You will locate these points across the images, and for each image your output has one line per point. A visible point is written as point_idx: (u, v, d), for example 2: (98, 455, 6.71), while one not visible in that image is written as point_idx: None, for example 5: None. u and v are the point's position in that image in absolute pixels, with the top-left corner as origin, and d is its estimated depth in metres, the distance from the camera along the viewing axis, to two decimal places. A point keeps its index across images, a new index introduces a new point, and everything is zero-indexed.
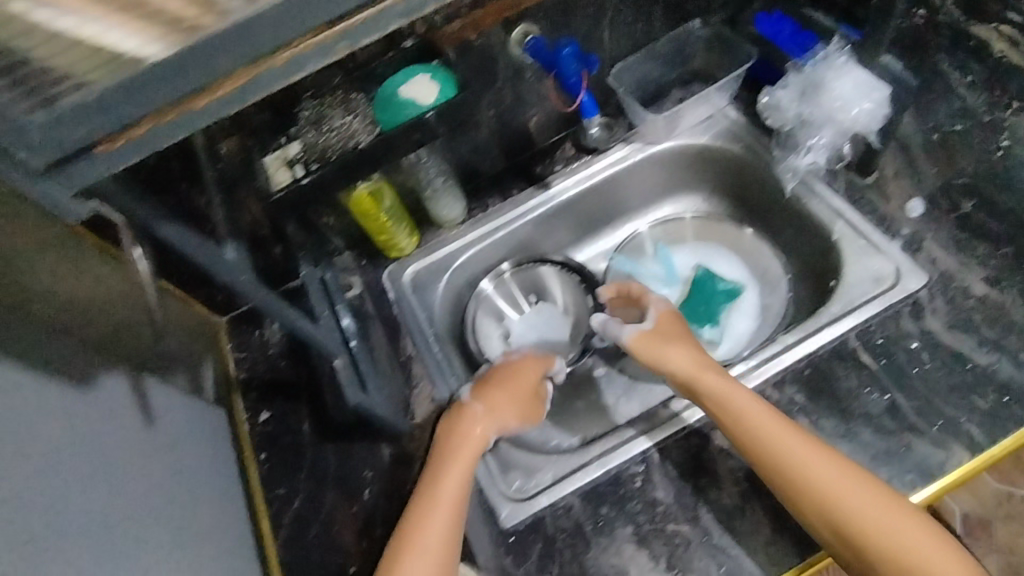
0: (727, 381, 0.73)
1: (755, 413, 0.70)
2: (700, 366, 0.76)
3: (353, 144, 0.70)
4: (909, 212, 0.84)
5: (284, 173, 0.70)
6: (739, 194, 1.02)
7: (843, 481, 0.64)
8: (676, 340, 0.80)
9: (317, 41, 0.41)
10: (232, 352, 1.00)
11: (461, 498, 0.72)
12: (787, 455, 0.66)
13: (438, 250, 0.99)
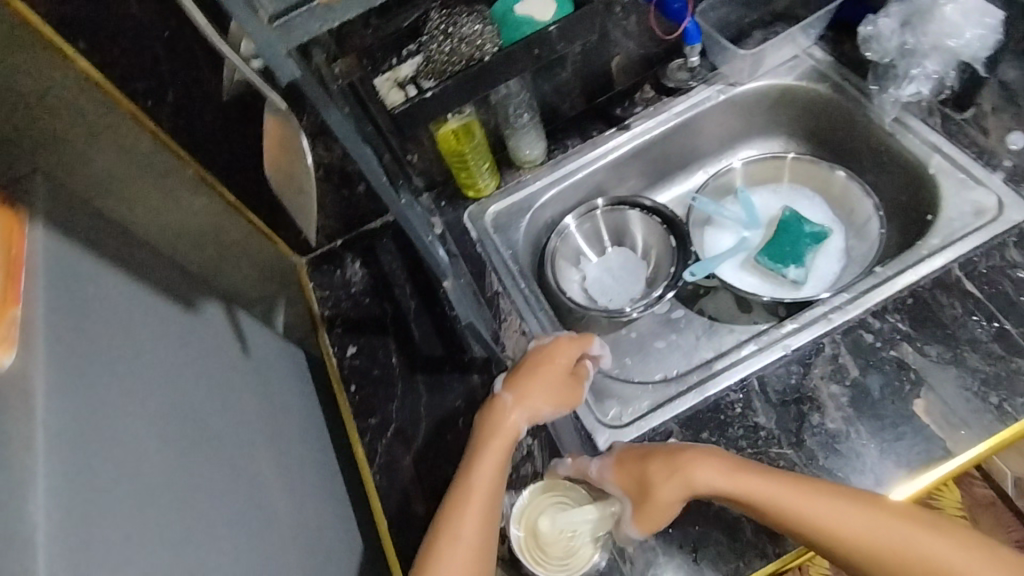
0: (723, 480, 0.65)
1: (783, 502, 0.63)
2: (698, 483, 0.66)
3: (479, 56, 0.69)
4: (1010, 144, 0.83)
5: (398, 93, 0.71)
6: (820, 139, 1.02)
7: (888, 526, 0.62)
8: (656, 466, 0.67)
9: None
10: (314, 291, 0.99)
11: (492, 491, 0.68)
12: (829, 531, 0.62)
13: (519, 190, 0.99)
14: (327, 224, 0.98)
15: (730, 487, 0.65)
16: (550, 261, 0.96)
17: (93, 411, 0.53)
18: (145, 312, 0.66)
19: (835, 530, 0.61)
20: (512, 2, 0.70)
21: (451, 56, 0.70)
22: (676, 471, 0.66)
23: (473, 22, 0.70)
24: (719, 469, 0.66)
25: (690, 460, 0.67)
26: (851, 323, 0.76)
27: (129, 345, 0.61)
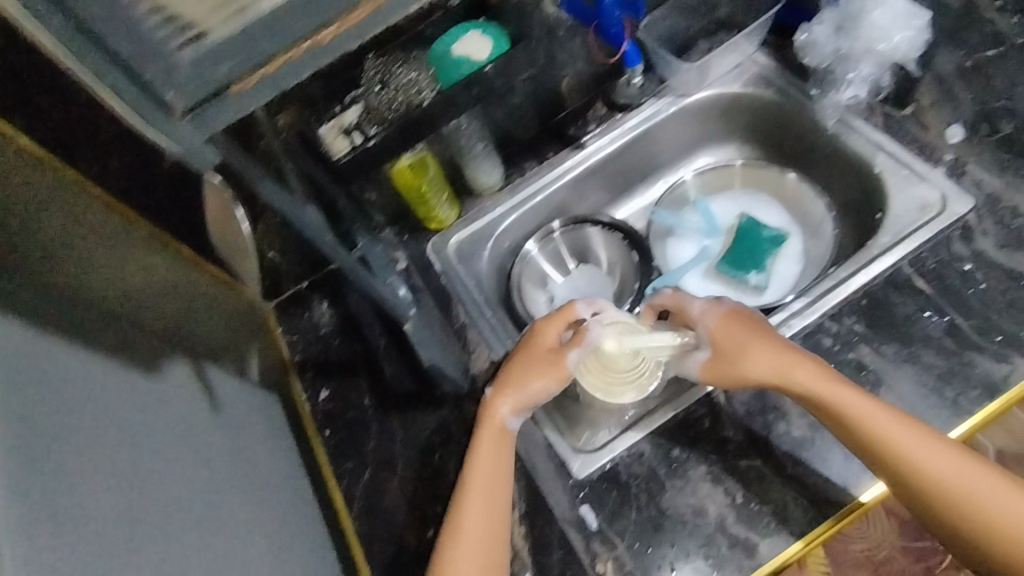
0: (818, 379, 0.69)
1: (858, 406, 0.67)
2: (790, 366, 0.71)
3: (418, 101, 0.71)
4: (948, 138, 0.85)
5: (343, 142, 0.72)
6: (771, 141, 1.03)
7: (957, 466, 0.64)
8: (757, 342, 0.73)
9: None
10: (283, 337, 1.00)
11: (488, 483, 0.71)
12: (886, 440, 0.65)
13: (480, 218, 1.00)
14: (291, 268, 0.98)
15: (820, 376, 0.69)
16: (516, 289, 0.98)
17: (75, 500, 0.53)
18: (111, 383, 0.66)
19: (907, 450, 0.64)
20: (447, 43, 0.70)
21: (388, 104, 0.71)
22: (772, 352, 0.72)
23: (409, 71, 0.70)
24: (822, 370, 0.70)
25: (793, 350, 0.72)
26: (810, 328, 0.78)
27: (104, 424, 0.62)
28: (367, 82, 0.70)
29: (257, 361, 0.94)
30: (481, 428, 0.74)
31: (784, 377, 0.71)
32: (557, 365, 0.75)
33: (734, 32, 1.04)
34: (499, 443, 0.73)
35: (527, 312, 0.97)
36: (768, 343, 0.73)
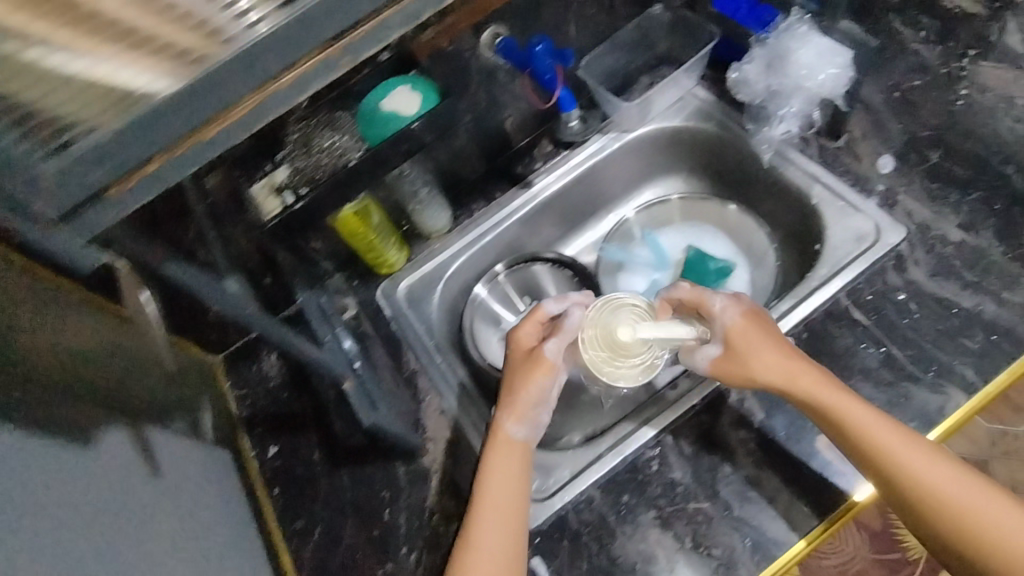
0: (822, 385, 0.69)
1: (856, 415, 0.67)
2: (793, 369, 0.71)
3: (344, 162, 0.72)
4: (880, 168, 0.87)
5: (274, 202, 0.71)
6: (715, 172, 1.05)
7: (948, 477, 0.64)
8: (764, 344, 0.72)
9: (320, 59, 0.47)
10: (232, 391, 0.98)
11: (501, 496, 0.70)
12: (883, 450, 0.65)
13: (428, 261, 1.00)
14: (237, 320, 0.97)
15: (823, 379, 0.70)
16: (468, 333, 0.99)
17: None
18: (44, 459, 0.58)
19: (898, 457, 0.64)
20: (379, 96, 0.71)
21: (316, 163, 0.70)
22: (778, 354, 0.71)
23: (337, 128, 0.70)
24: (823, 375, 0.70)
25: (800, 354, 0.72)
26: None
27: (33, 514, 0.54)
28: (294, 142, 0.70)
29: (210, 417, 0.91)
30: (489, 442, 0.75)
31: (789, 383, 0.71)
32: (541, 362, 0.77)
33: (675, 66, 1.05)
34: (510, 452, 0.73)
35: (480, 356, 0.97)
36: (775, 348, 0.72)
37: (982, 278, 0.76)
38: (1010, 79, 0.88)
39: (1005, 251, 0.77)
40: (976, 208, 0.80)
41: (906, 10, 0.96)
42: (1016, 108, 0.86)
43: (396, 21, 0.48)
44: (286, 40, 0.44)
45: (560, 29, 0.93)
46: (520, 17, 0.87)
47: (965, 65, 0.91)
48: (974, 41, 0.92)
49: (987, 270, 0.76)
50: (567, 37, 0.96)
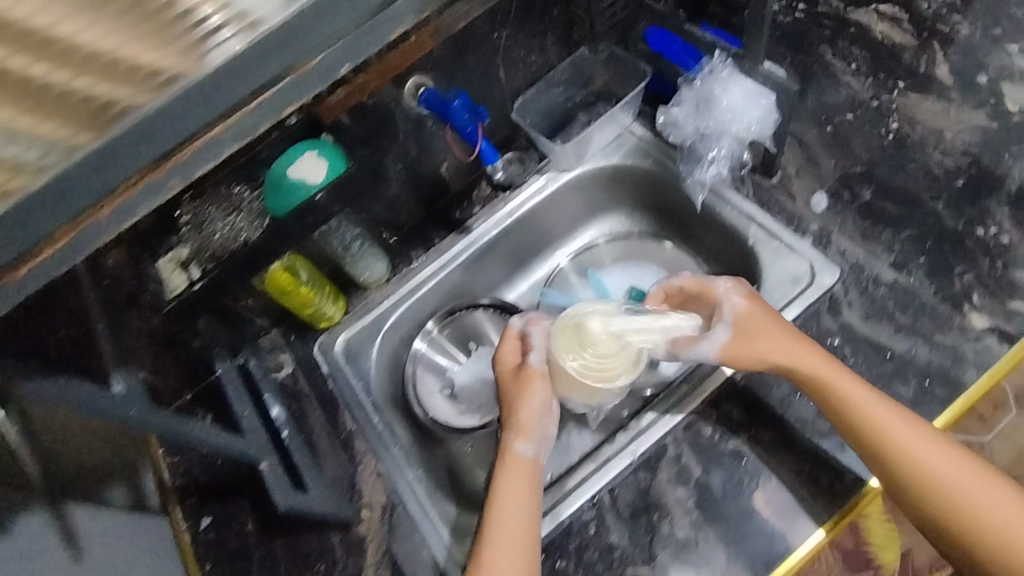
0: (826, 367, 0.71)
1: (856, 394, 0.69)
2: (794, 355, 0.72)
3: (240, 242, 0.71)
4: (814, 207, 0.86)
5: (180, 275, 0.71)
6: (657, 208, 1.03)
7: (950, 466, 0.66)
8: (765, 330, 0.74)
9: (148, 180, 0.51)
10: (166, 457, 0.91)
11: (518, 511, 0.70)
12: (881, 428, 0.67)
13: (368, 313, 0.97)
14: (168, 385, 0.89)
15: (824, 364, 0.71)
16: (410, 388, 0.96)
17: None
18: None
19: (901, 444, 0.66)
20: (285, 163, 0.68)
21: (219, 237, 0.70)
22: (779, 342, 0.72)
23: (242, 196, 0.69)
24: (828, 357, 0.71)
25: (798, 342, 0.73)
26: (690, 417, 0.77)
27: None
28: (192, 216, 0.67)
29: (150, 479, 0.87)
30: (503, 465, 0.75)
31: (791, 365, 0.72)
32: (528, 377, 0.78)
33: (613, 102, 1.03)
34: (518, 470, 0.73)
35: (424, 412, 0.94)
36: (778, 333, 0.74)
37: (914, 320, 0.75)
38: (938, 111, 0.87)
39: (936, 291, 0.76)
40: (907, 246, 0.79)
41: (836, 41, 0.95)
42: (944, 141, 0.85)
43: (224, 138, 0.52)
44: (116, 160, 0.48)
45: (489, 73, 0.91)
46: (444, 65, 0.85)
47: (896, 97, 0.90)
48: (905, 73, 0.91)
49: (918, 312, 0.75)
50: (498, 81, 0.93)
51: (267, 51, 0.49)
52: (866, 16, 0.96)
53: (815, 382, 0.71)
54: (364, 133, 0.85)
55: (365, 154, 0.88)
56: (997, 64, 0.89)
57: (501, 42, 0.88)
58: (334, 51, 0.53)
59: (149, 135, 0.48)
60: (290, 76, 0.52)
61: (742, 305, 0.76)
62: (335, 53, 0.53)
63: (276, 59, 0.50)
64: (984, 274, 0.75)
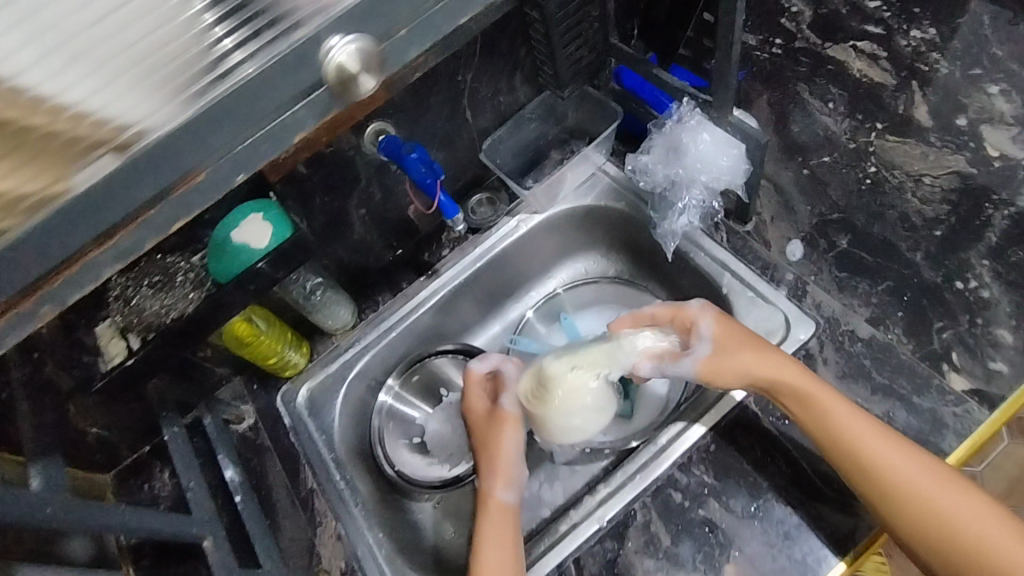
0: (810, 385, 0.69)
1: (838, 413, 0.67)
2: (780, 370, 0.70)
3: (172, 314, 0.65)
4: (789, 256, 0.83)
5: (119, 344, 0.66)
6: (633, 250, 0.98)
7: (950, 498, 0.63)
8: (744, 347, 0.73)
9: (15, 313, 0.41)
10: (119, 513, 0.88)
11: (501, 557, 0.69)
12: (866, 449, 0.65)
13: (333, 362, 0.93)
14: (125, 437, 0.87)
15: (810, 384, 0.69)
16: (376, 440, 0.91)
17: None
18: None
19: (900, 475, 0.64)
20: (228, 227, 0.64)
21: (155, 304, 0.65)
22: (762, 351, 0.72)
23: (177, 264, 0.66)
24: (812, 375, 0.70)
25: (778, 355, 0.72)
26: (659, 482, 0.74)
27: None
28: (123, 287, 0.64)
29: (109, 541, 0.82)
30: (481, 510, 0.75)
31: (775, 383, 0.70)
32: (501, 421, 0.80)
33: (586, 140, 0.96)
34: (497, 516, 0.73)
35: (394, 472, 0.89)
36: (761, 350, 0.72)
37: (892, 380, 0.72)
38: (916, 155, 0.85)
39: (914, 349, 0.73)
40: (884, 299, 0.77)
41: (814, 78, 0.92)
42: (923, 187, 0.82)
43: (104, 257, 0.41)
44: None
45: (454, 115, 0.87)
46: (405, 111, 0.82)
47: (874, 139, 0.87)
48: (884, 113, 0.88)
49: (896, 371, 0.73)
50: (464, 122, 0.90)
51: (144, 165, 0.36)
52: (845, 53, 0.93)
53: (798, 401, 0.69)
54: (322, 180, 0.82)
55: (325, 201, 0.84)
56: (976, 105, 0.86)
57: (466, 84, 0.85)
58: (233, 158, 0.40)
59: (18, 266, 0.37)
60: (176, 191, 0.39)
61: (718, 321, 0.76)
62: (232, 159, 0.40)
63: (161, 171, 0.37)
64: (964, 333, 0.73)
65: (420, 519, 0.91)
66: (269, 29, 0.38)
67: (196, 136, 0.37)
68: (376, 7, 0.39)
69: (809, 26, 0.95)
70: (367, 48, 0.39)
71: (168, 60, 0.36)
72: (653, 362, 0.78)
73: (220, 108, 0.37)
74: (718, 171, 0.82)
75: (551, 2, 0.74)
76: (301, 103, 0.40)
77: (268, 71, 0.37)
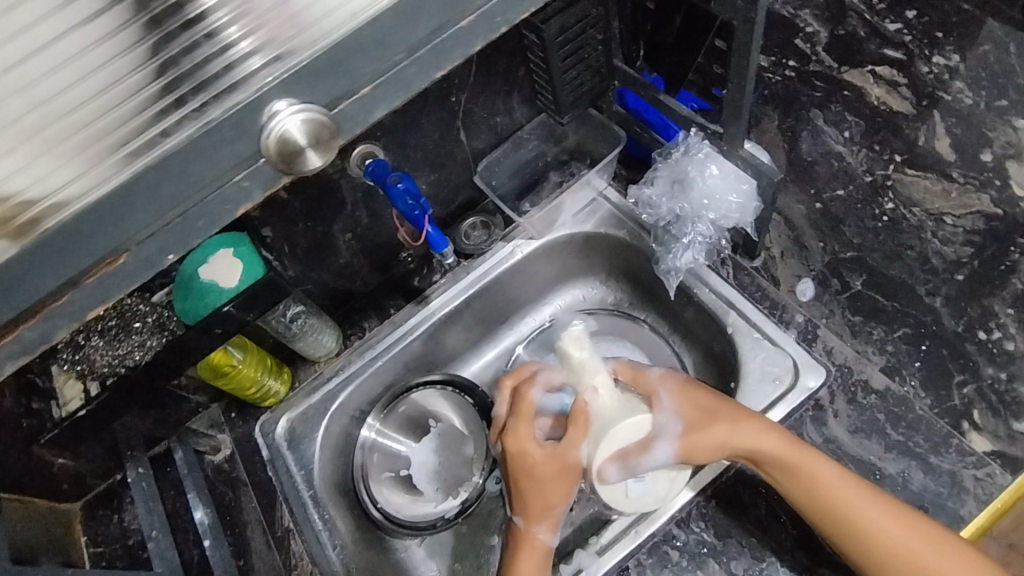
0: (787, 450, 0.65)
1: (819, 480, 0.63)
2: (753, 437, 0.66)
3: (127, 363, 0.64)
4: (799, 295, 0.78)
5: (76, 387, 0.65)
6: (634, 278, 0.93)
7: (942, 556, 0.60)
8: (717, 409, 0.69)
9: None
10: (87, 548, 0.77)
11: None
12: (851, 516, 0.61)
13: (314, 394, 0.87)
14: (92, 466, 0.78)
15: (793, 453, 0.65)
16: (359, 477, 0.86)
17: None
18: None
19: (884, 539, 0.61)
20: (197, 263, 0.64)
21: (107, 353, 0.65)
22: (734, 416, 0.68)
23: (137, 308, 0.66)
24: (786, 439, 0.66)
25: (751, 420, 0.67)
26: (656, 538, 0.69)
27: None
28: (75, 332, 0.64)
29: None
30: (513, 546, 0.71)
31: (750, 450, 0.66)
32: (554, 458, 0.71)
33: (587, 162, 0.90)
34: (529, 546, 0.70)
35: (383, 514, 0.84)
36: (734, 413, 0.68)
37: (907, 437, 0.68)
38: (937, 192, 0.80)
39: (932, 405, 0.70)
40: (900, 348, 0.73)
41: (828, 104, 0.87)
42: (944, 227, 0.78)
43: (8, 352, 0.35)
44: None
45: (448, 135, 0.82)
46: (395, 131, 0.77)
47: (891, 172, 0.82)
48: (904, 145, 0.83)
49: (912, 428, 0.69)
50: (458, 143, 0.85)
51: (49, 250, 0.33)
52: (862, 78, 0.87)
53: (777, 468, 0.65)
54: (306, 203, 0.77)
55: (308, 226, 0.80)
56: (1002, 140, 0.81)
57: (461, 104, 0.80)
58: (158, 238, 0.36)
59: None
60: (92, 275, 0.35)
61: (682, 390, 0.72)
62: (159, 239, 0.36)
63: (72, 256, 0.34)
64: (986, 388, 0.69)
65: (403, 559, 0.86)
66: (198, 96, 0.34)
67: (112, 216, 0.34)
68: (336, 63, 0.35)
69: (825, 48, 0.90)
70: (317, 119, 0.36)
71: (85, 132, 0.33)
72: (618, 464, 0.68)
73: (141, 184, 0.33)
74: (725, 208, 0.78)
75: (552, 26, 0.70)
76: (243, 174, 0.37)
77: (196, 141, 0.34)
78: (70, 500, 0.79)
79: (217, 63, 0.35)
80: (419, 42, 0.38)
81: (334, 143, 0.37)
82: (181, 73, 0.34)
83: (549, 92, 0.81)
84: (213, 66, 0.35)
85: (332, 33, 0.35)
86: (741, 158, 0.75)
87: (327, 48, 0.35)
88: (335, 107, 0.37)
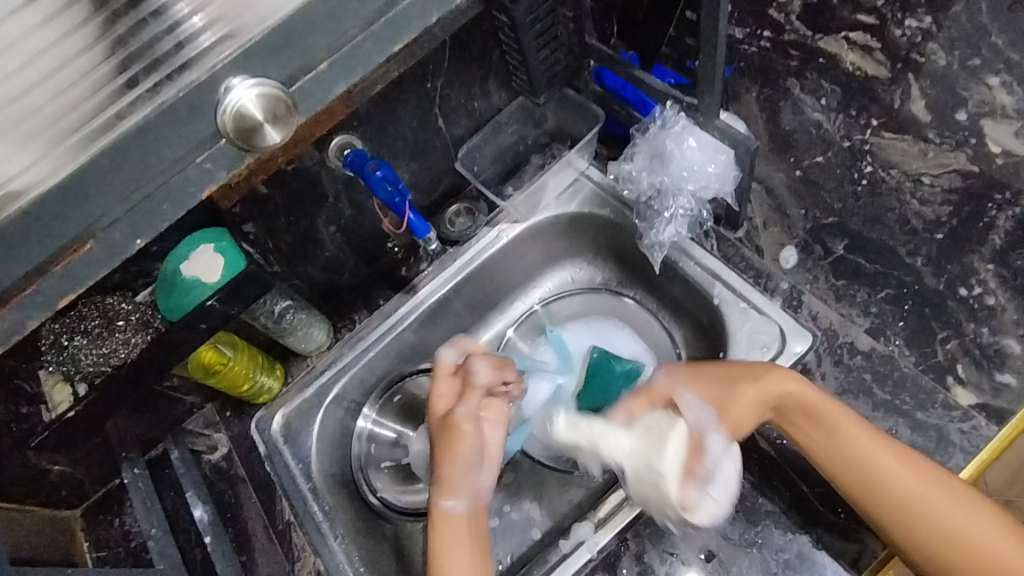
0: (815, 396, 0.65)
1: (838, 418, 0.64)
2: (786, 387, 0.66)
3: (114, 362, 0.64)
4: (784, 263, 0.80)
5: (64, 390, 0.67)
6: (621, 256, 0.93)
7: (939, 492, 0.61)
8: (737, 378, 0.67)
9: None
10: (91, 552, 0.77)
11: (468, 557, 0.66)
12: (855, 450, 0.63)
13: (307, 387, 0.86)
14: (89, 472, 0.77)
15: (826, 405, 0.64)
16: (357, 468, 0.87)
17: None
18: None
19: (883, 473, 0.62)
20: (179, 259, 0.64)
21: (91, 352, 0.63)
22: (764, 371, 0.67)
23: (119, 307, 0.64)
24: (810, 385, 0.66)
25: (771, 371, 0.66)
26: None
27: None
28: (55, 334, 0.63)
29: None
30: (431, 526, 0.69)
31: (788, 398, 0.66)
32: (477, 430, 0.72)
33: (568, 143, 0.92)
34: (454, 523, 0.68)
35: (382, 501, 0.86)
36: (760, 371, 0.67)
37: (893, 396, 0.70)
38: (915, 153, 0.77)
39: (917, 361, 0.72)
40: (884, 308, 0.75)
41: (804, 73, 0.83)
42: (922, 188, 0.77)
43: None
44: None
45: (426, 122, 0.82)
46: (371, 120, 0.76)
47: (869, 138, 0.80)
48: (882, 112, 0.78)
49: (898, 386, 0.70)
50: (437, 131, 0.85)
51: (20, 239, 0.39)
52: (836, 44, 0.79)
53: (802, 413, 0.66)
54: (286, 198, 0.77)
55: (291, 220, 0.79)
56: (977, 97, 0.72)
57: (436, 90, 0.79)
58: (123, 224, 0.43)
59: None
60: (59, 263, 0.42)
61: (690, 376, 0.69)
62: (126, 225, 0.43)
63: (42, 245, 0.40)
64: (969, 343, 0.71)
65: (408, 548, 0.85)
66: (150, 76, 0.40)
67: (74, 200, 0.39)
68: (289, 40, 0.41)
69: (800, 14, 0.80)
70: (273, 94, 0.41)
71: (42, 114, 0.38)
72: (694, 486, 0.61)
73: (105, 163, 0.39)
74: (703, 179, 0.78)
75: (521, 5, 0.69)
76: (204, 155, 0.43)
77: (152, 120, 0.39)
78: (69, 508, 0.79)
79: (167, 43, 0.40)
80: (373, 17, 0.44)
81: (289, 116, 0.42)
82: (130, 53, 0.39)
83: (524, 74, 0.81)
84: (163, 45, 0.40)
85: (277, 11, 0.41)
86: (718, 128, 0.76)
87: (280, 23, 0.41)
88: (295, 83, 0.43)
